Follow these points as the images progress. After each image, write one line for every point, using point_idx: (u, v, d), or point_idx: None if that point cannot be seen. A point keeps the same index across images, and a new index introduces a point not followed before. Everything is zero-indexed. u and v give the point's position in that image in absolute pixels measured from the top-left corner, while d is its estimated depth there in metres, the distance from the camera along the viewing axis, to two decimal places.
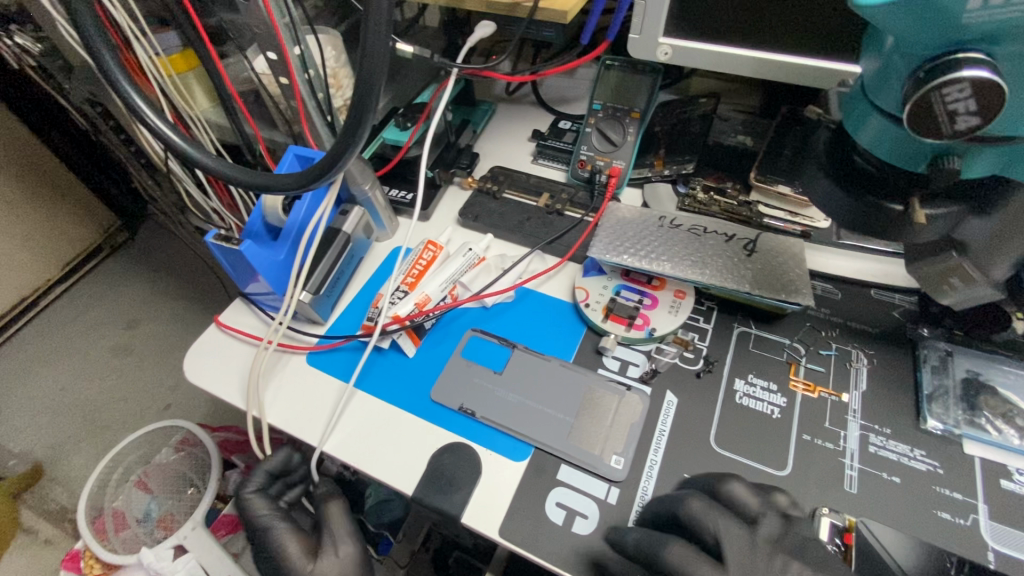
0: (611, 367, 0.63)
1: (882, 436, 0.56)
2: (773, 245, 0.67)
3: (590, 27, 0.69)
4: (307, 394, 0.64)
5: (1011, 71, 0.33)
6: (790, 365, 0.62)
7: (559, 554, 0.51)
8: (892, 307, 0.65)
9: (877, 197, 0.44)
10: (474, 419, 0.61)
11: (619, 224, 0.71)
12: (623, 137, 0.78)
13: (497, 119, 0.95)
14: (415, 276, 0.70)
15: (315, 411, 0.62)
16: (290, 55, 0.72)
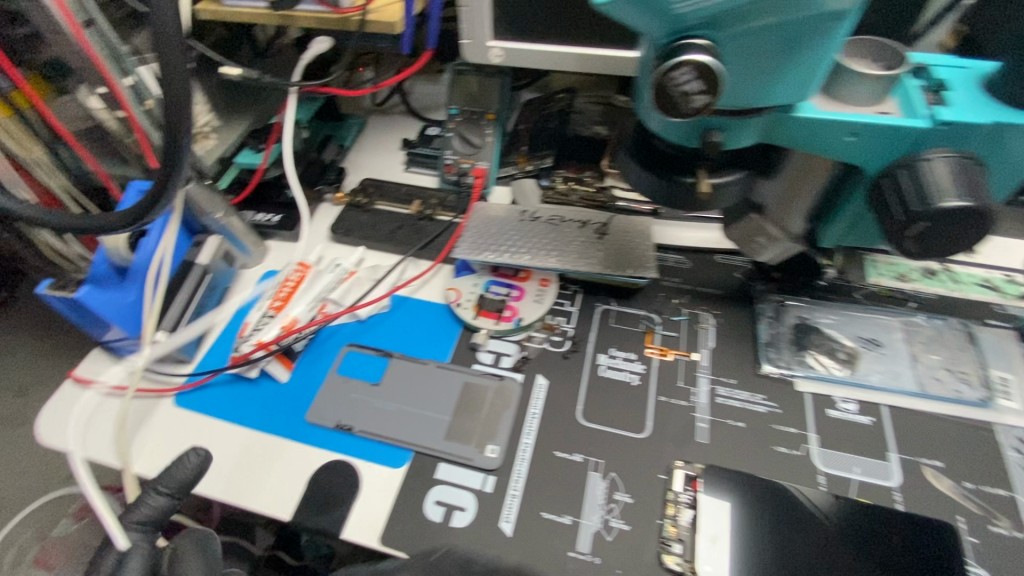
0: (486, 361, 0.65)
1: (728, 387, 0.61)
2: (623, 225, 0.72)
3: (410, 34, 0.68)
4: (174, 440, 0.61)
5: (735, 53, 0.37)
6: (647, 334, 0.66)
7: (439, 550, 0.53)
8: (735, 268, 0.71)
9: (672, 172, 0.48)
10: (351, 434, 0.61)
11: (482, 223, 0.73)
12: (483, 139, 0.81)
13: (367, 132, 0.95)
14: (283, 299, 0.69)
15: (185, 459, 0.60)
16: (118, 87, 0.68)
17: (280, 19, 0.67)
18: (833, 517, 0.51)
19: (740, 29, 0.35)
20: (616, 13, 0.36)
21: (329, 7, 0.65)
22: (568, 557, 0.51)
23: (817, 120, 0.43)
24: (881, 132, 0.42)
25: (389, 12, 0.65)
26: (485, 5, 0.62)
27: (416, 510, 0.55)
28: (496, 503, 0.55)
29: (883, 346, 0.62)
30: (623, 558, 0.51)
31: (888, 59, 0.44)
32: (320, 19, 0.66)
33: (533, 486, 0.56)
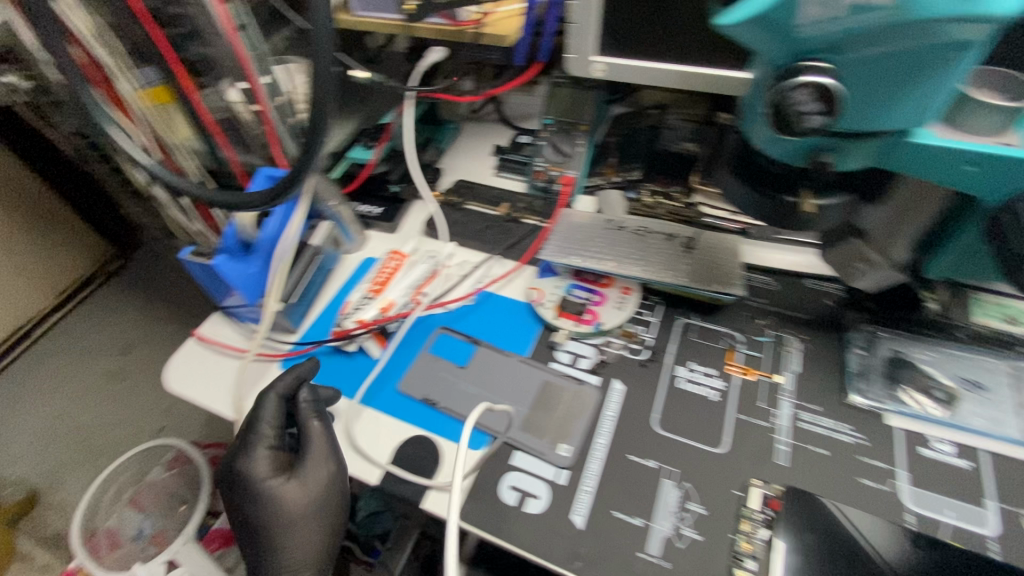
0: (563, 361, 0.68)
1: (812, 413, 0.60)
2: (712, 241, 0.72)
3: (526, 45, 0.71)
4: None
5: (860, 77, 0.37)
6: (729, 351, 0.66)
7: (511, 533, 0.55)
8: (825, 294, 0.70)
9: (772, 190, 0.49)
10: (437, 410, 0.65)
11: (569, 228, 0.76)
12: (574, 148, 0.84)
13: (463, 136, 1.01)
14: (381, 283, 0.75)
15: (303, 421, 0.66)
16: (258, 84, 0.78)
17: (401, 29, 0.73)
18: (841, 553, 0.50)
19: (866, 59, 0.36)
20: (738, 35, 0.39)
21: (450, 19, 0.69)
22: (635, 552, 0.53)
23: (928, 148, 0.43)
24: (995, 165, 0.43)
25: (502, 25, 0.69)
26: (593, 25, 0.65)
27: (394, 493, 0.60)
28: (567, 496, 0.57)
29: (987, 389, 0.59)
30: (694, 566, 0.51)
31: (1016, 92, 0.44)
32: (437, 30, 0.70)
33: (605, 485, 0.57)
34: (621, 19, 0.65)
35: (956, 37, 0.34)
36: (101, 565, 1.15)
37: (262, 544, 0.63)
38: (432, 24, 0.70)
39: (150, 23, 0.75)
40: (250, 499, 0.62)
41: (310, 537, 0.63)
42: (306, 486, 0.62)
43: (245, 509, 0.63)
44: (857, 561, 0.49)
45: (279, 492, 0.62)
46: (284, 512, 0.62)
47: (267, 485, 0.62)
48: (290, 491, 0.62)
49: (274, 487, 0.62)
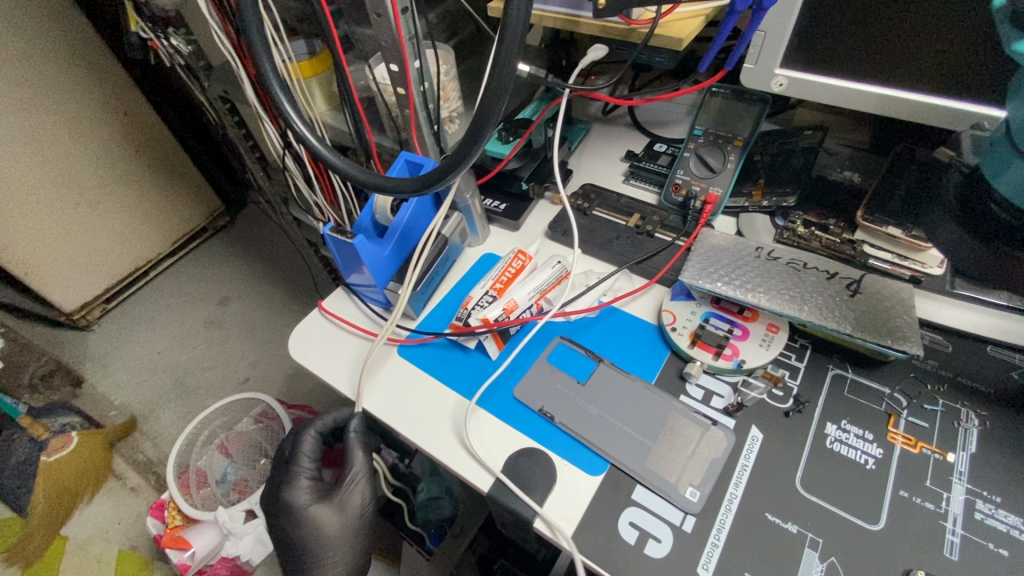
0: (694, 396, 0.63)
1: (991, 504, 0.52)
2: (879, 287, 0.64)
3: (713, 53, 0.66)
4: (422, 398, 0.66)
5: None
6: (889, 416, 0.58)
7: (629, 574, 0.51)
8: (1011, 367, 0.60)
9: (1011, 247, 0.43)
10: (553, 424, 0.62)
11: (713, 250, 0.70)
12: (723, 164, 0.78)
13: (592, 138, 0.97)
14: (504, 282, 0.73)
15: (422, 413, 0.65)
16: (409, 67, 0.78)
17: (565, 23, 0.71)
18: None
19: None
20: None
21: (622, 18, 0.65)
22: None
23: None
24: None
25: (678, 27, 0.64)
26: (786, 36, 0.59)
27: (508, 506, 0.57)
28: (693, 546, 0.52)
29: None
30: None
31: None
32: (605, 27, 0.68)
33: (737, 542, 0.52)
34: (822, 30, 0.58)
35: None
36: (188, 502, 1.22)
37: (299, 563, 0.71)
38: (601, 21, 0.68)
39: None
40: (292, 520, 0.71)
41: (344, 557, 0.71)
42: (340, 512, 0.71)
43: (282, 533, 0.72)
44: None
45: (319, 516, 0.71)
46: (322, 536, 0.71)
47: (307, 510, 0.71)
48: (326, 516, 0.71)
49: (314, 510, 0.71)
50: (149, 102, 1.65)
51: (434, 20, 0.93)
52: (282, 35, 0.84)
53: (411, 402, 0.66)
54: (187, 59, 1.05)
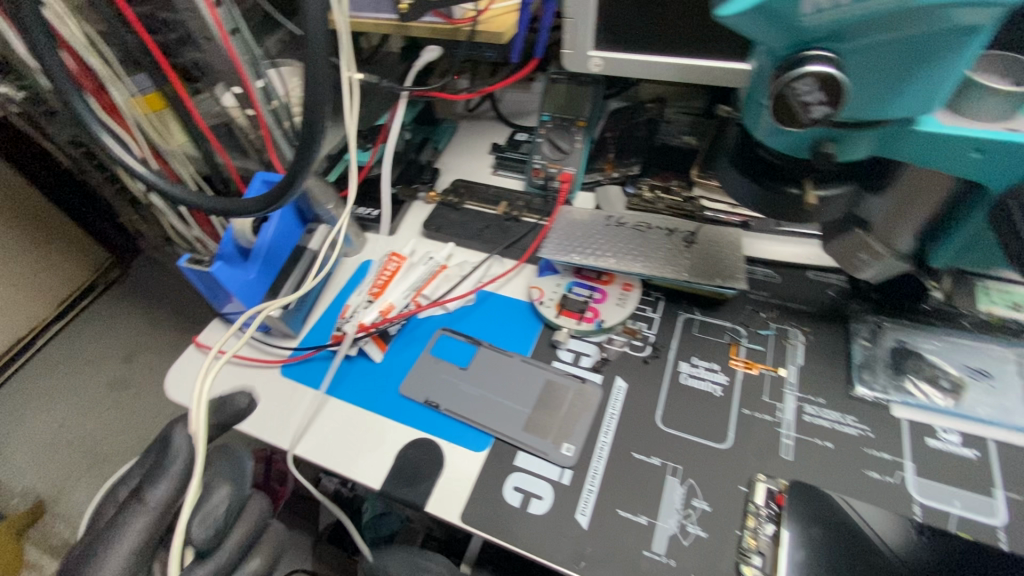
0: (565, 359, 0.68)
1: (816, 405, 0.60)
2: (714, 235, 0.71)
3: (518, 44, 0.72)
4: (343, 424, 0.65)
5: (863, 64, 0.37)
6: (731, 346, 0.65)
7: (517, 535, 0.55)
8: (827, 286, 0.69)
9: (776, 183, 0.49)
10: (438, 412, 0.64)
11: (569, 225, 0.75)
12: (571, 145, 0.84)
13: (460, 135, 1.00)
14: (380, 285, 0.74)
15: (342, 438, 0.64)
16: (252, 88, 0.78)
17: (396, 29, 0.73)
18: (858, 554, 0.49)
19: (866, 47, 0.36)
20: (739, 30, 0.38)
21: (444, 18, 0.69)
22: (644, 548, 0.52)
23: (939, 136, 0.42)
24: (1013, 150, 0.41)
25: (497, 22, 0.68)
26: (589, 20, 0.64)
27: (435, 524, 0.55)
28: (573, 496, 0.57)
29: (993, 377, 0.59)
30: (700, 563, 0.51)
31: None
32: (431, 29, 0.70)
33: (609, 484, 0.57)
34: (618, 13, 0.64)
35: (966, 19, 0.33)
36: None
37: None
38: (427, 23, 0.70)
39: (140, 28, 0.71)
40: None
41: None
42: None
43: None
44: (876, 564, 0.48)
45: None
46: None
47: None
48: None
49: None
50: (3, 157, 1.52)
51: (280, 38, 0.93)
52: (117, 69, 0.80)
53: (341, 437, 0.64)
54: (23, 107, 0.98)
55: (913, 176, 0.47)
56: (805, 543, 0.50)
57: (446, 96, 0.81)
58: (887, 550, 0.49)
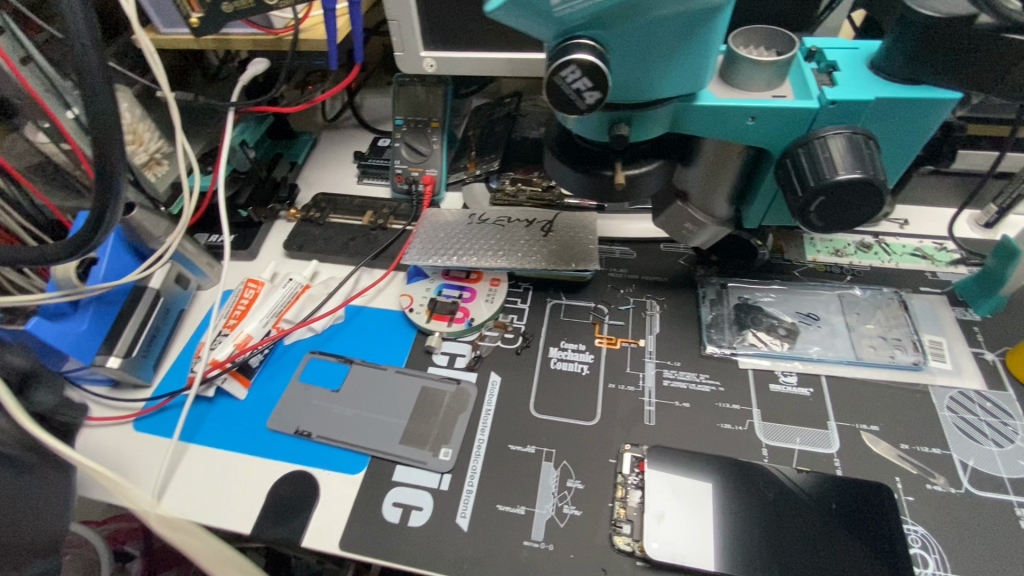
0: (440, 363, 0.66)
1: (673, 369, 0.63)
2: (568, 221, 0.74)
3: (334, 53, 0.63)
4: (213, 475, 0.60)
5: (625, 48, 0.39)
6: (596, 325, 0.68)
7: (398, 550, 0.54)
8: (678, 255, 0.73)
9: (592, 167, 0.50)
10: (311, 440, 0.62)
11: (432, 228, 0.74)
12: (429, 147, 0.83)
13: (321, 147, 0.96)
14: (238, 316, 0.70)
15: (211, 490, 0.59)
16: (61, 120, 0.70)
17: (215, 43, 0.68)
18: (763, 489, 0.53)
19: (622, 31, 0.38)
20: (510, 23, 0.38)
21: (261, 28, 0.66)
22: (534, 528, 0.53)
23: (718, 107, 0.45)
24: (778, 114, 0.45)
25: (320, 29, 0.66)
26: (413, 20, 0.64)
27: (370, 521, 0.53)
28: (452, 500, 0.56)
29: (820, 319, 0.65)
30: (576, 542, 0.53)
31: (784, 46, 0.46)
32: (252, 41, 0.67)
33: (487, 481, 0.57)
34: (440, 12, 0.64)
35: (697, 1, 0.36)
36: None
37: None
38: (246, 35, 0.66)
39: None
40: None
41: None
42: None
43: None
44: (781, 497, 0.53)
45: None
46: None
47: None
48: None
49: None
50: None
51: None
52: None
53: (210, 488, 0.59)
54: None
55: (711, 146, 0.51)
56: (697, 496, 0.53)
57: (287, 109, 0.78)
58: (783, 485, 0.54)
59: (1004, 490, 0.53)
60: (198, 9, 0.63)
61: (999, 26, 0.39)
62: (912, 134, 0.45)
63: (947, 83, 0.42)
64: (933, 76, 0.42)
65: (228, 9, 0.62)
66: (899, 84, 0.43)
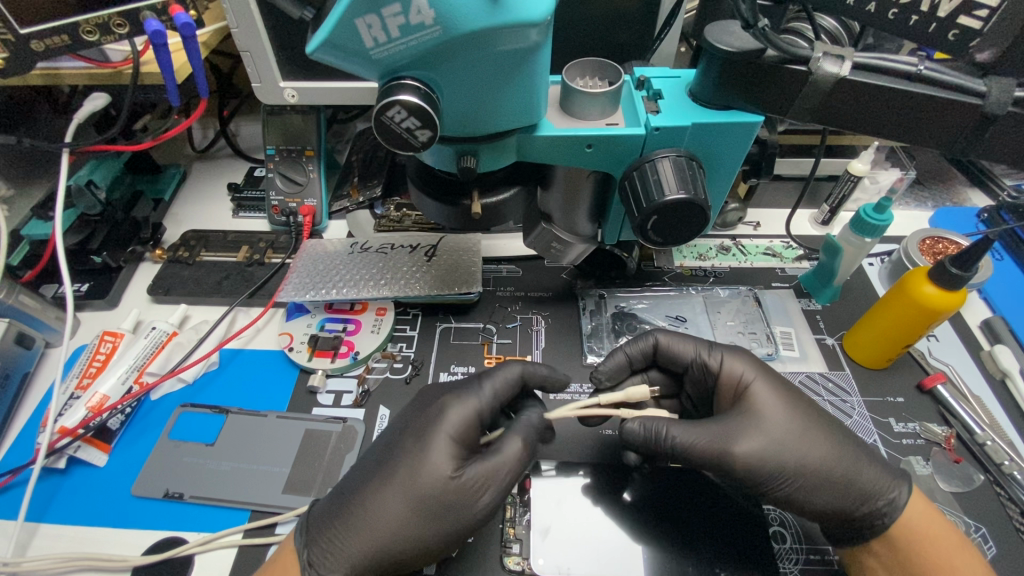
0: (325, 403, 0.64)
1: (559, 381, 0.65)
2: (452, 244, 0.75)
3: (177, 87, 0.59)
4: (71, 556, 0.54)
5: (454, 87, 0.40)
6: (484, 345, 0.69)
7: None
8: (560, 270, 0.75)
9: (450, 198, 0.51)
10: (183, 501, 0.57)
11: (311, 260, 0.72)
12: (306, 176, 0.80)
13: (192, 180, 0.89)
14: (93, 374, 0.63)
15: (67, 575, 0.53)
16: None
17: (42, 78, 0.62)
18: (658, 479, 0.57)
19: (446, 71, 0.39)
20: (334, 63, 0.38)
21: (95, 62, 0.61)
22: (484, 497, 0.49)
23: (557, 138, 0.47)
24: (611, 142, 0.48)
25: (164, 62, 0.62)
26: (267, 51, 0.62)
27: (360, 503, 0.49)
28: None
29: (687, 320, 0.70)
30: (469, 570, 0.52)
31: (613, 78, 0.49)
32: (86, 75, 0.61)
33: None
34: (296, 43, 0.62)
35: (507, 46, 0.37)
36: None
37: None
38: (78, 69, 0.61)
39: None
40: None
41: None
42: None
43: None
44: (676, 484, 0.56)
45: None
46: None
47: None
48: None
49: None
50: None
51: None
52: None
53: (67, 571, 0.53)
54: None
55: (562, 171, 0.53)
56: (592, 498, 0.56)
57: (139, 145, 0.72)
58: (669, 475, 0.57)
59: None
60: (4, 48, 0.56)
61: (781, 59, 0.44)
62: (730, 154, 0.50)
63: (750, 108, 0.47)
64: (739, 102, 0.47)
65: (38, 46, 0.56)
66: (713, 110, 0.48)
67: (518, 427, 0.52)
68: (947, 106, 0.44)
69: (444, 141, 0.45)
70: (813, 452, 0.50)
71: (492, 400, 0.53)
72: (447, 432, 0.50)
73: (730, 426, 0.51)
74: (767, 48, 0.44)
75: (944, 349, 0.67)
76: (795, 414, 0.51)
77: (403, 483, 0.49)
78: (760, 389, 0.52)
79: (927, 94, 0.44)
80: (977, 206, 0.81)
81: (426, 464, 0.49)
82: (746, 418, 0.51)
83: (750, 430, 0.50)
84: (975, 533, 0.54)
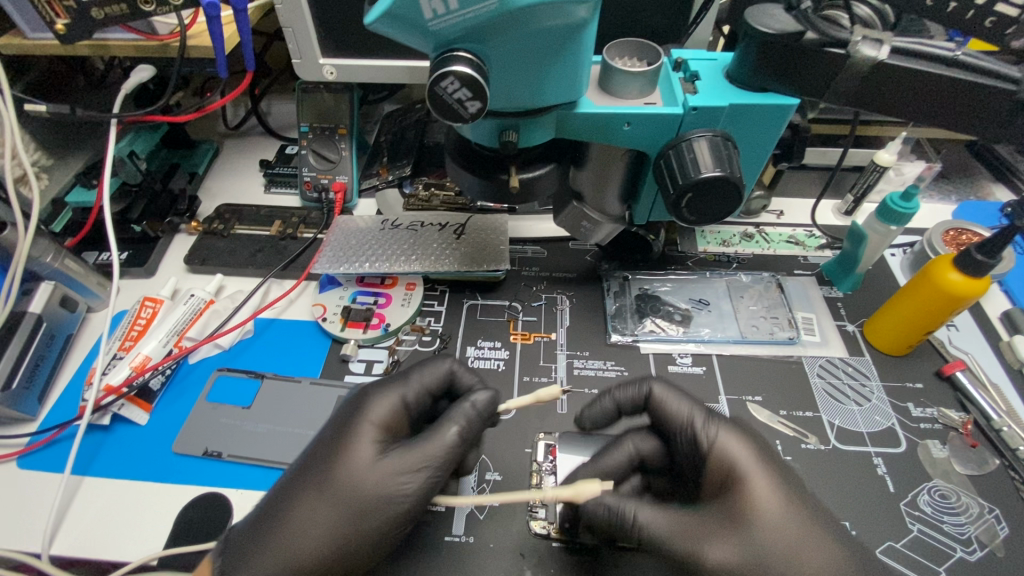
0: (357, 371, 0.66)
1: (583, 358, 0.67)
2: (479, 223, 0.76)
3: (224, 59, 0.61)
4: (115, 508, 0.57)
5: (501, 62, 0.42)
6: (510, 322, 0.70)
7: None
8: (585, 252, 0.77)
9: (489, 173, 0.52)
10: (222, 460, 0.60)
11: (343, 235, 0.74)
12: (338, 154, 0.82)
13: (225, 156, 0.92)
14: (135, 337, 0.66)
15: (111, 526, 0.56)
16: None
17: (92, 49, 0.64)
18: None
19: (495, 45, 0.40)
20: (390, 34, 0.40)
21: (143, 34, 0.63)
22: (405, 485, 0.48)
23: (597, 115, 0.49)
24: (649, 120, 0.49)
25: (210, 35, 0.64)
26: (310, 28, 0.63)
27: (280, 517, 0.47)
28: None
29: (710, 304, 0.71)
30: (496, 532, 0.54)
31: (653, 58, 0.50)
32: (135, 47, 0.63)
33: None
34: (338, 20, 0.64)
35: (556, 22, 0.39)
36: None
37: None
38: (127, 40, 0.63)
39: None
40: None
41: None
42: None
43: None
44: None
45: None
46: None
47: None
48: None
49: None
50: None
51: None
52: None
53: (111, 523, 0.56)
54: None
55: (598, 150, 0.55)
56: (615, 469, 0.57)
57: (179, 118, 0.73)
58: None
59: (865, 442, 0.60)
60: (64, 15, 0.58)
61: (821, 41, 0.45)
62: (764, 135, 0.51)
63: (786, 90, 0.48)
64: (776, 85, 0.48)
65: (97, 14, 0.58)
66: (750, 92, 0.49)
67: (458, 409, 0.51)
68: (983, 92, 0.45)
69: (488, 115, 0.46)
70: (808, 566, 0.44)
71: (420, 390, 0.54)
72: (372, 421, 0.51)
73: (705, 479, 0.48)
74: (807, 31, 0.45)
75: (964, 339, 0.68)
76: (789, 521, 0.46)
77: (333, 491, 0.48)
78: (756, 483, 0.47)
79: (965, 80, 0.45)
80: (1001, 201, 0.81)
81: (349, 456, 0.49)
82: (728, 521, 0.46)
83: (728, 533, 0.45)
84: (989, 514, 0.55)
